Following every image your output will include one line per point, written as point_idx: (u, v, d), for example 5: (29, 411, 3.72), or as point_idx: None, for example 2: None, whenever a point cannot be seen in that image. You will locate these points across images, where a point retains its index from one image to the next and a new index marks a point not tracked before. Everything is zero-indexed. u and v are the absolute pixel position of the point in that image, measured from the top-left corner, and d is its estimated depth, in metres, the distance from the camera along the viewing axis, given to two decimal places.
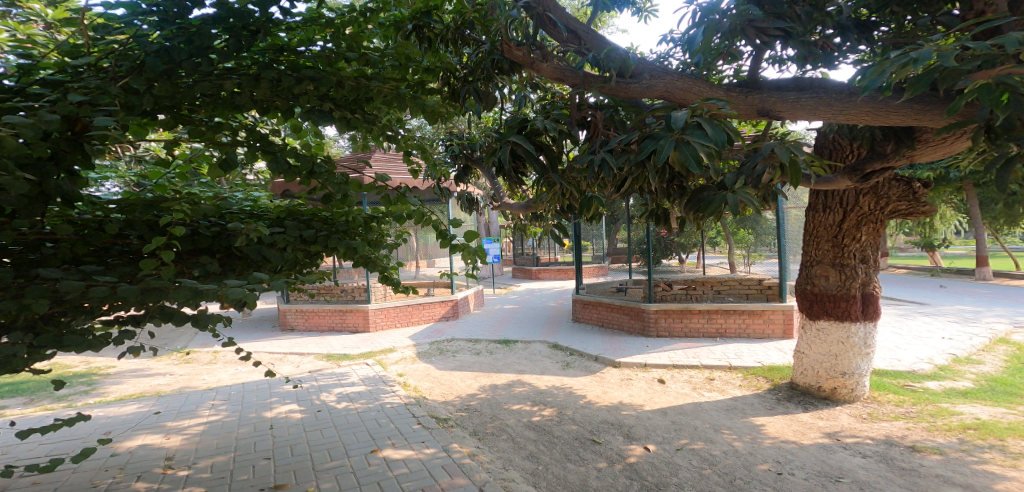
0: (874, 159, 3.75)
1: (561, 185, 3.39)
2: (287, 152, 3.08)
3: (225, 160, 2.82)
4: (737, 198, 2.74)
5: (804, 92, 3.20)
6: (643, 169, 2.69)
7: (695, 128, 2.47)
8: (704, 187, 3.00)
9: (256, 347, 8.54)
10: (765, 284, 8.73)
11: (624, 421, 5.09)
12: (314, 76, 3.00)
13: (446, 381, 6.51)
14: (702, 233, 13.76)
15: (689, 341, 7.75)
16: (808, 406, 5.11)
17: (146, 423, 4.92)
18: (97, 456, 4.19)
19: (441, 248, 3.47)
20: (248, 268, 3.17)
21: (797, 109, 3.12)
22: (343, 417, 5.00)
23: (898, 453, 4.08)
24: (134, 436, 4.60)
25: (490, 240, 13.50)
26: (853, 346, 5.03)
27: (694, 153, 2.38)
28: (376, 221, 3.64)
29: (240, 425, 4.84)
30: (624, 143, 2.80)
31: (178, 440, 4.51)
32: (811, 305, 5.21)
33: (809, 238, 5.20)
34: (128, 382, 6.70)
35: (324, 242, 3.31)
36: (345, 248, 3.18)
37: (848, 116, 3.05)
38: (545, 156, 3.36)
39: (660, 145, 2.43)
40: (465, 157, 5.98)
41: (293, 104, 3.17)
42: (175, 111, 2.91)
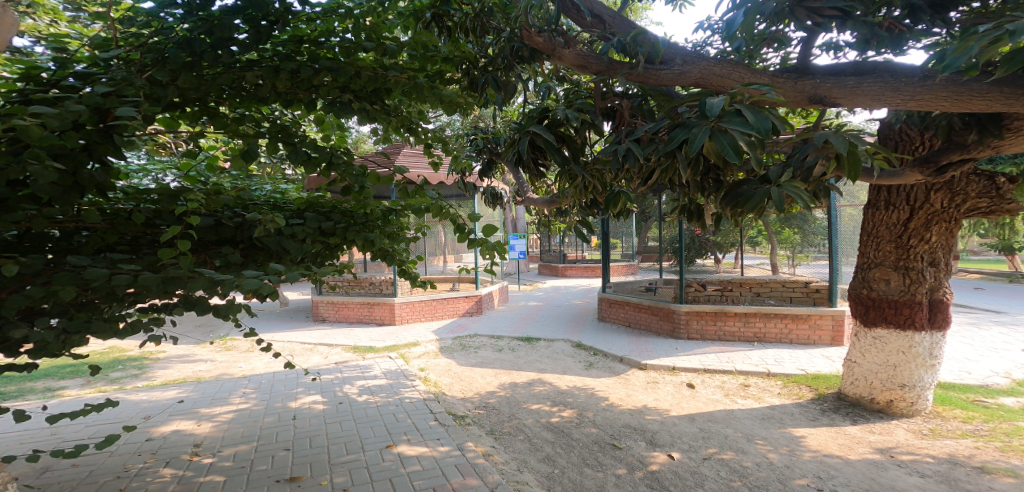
0: (952, 150, 3.38)
1: (584, 177, 3.21)
2: (308, 143, 3.03)
3: (245, 150, 2.73)
4: (782, 192, 2.54)
5: (867, 75, 2.91)
6: (673, 160, 2.49)
7: (734, 116, 2.27)
8: (744, 181, 2.81)
9: (287, 337, 8.68)
10: (813, 287, 8.19)
11: (650, 426, 4.91)
12: (332, 66, 2.93)
13: (466, 378, 6.47)
14: (744, 233, 13.26)
15: (722, 345, 7.46)
16: (858, 419, 4.79)
17: (181, 408, 5.01)
18: (132, 440, 4.28)
19: (459, 243, 3.35)
20: (269, 259, 3.08)
21: (857, 95, 2.87)
22: (362, 410, 4.97)
23: (962, 473, 3.74)
24: (167, 421, 4.69)
25: (516, 236, 13.37)
26: (914, 356, 4.66)
27: (732, 142, 2.19)
28: (395, 214, 3.55)
29: (265, 414, 4.85)
30: (652, 131, 2.60)
31: (208, 427, 4.57)
32: (865, 311, 4.88)
33: (866, 239, 4.88)
34: (174, 366, 6.88)
35: (343, 234, 3.25)
36: (362, 241, 3.04)
37: (920, 102, 2.79)
38: (567, 152, 3.19)
39: (694, 134, 2.24)
40: (488, 151, 5.93)
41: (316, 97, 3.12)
42: (201, 104, 2.88)
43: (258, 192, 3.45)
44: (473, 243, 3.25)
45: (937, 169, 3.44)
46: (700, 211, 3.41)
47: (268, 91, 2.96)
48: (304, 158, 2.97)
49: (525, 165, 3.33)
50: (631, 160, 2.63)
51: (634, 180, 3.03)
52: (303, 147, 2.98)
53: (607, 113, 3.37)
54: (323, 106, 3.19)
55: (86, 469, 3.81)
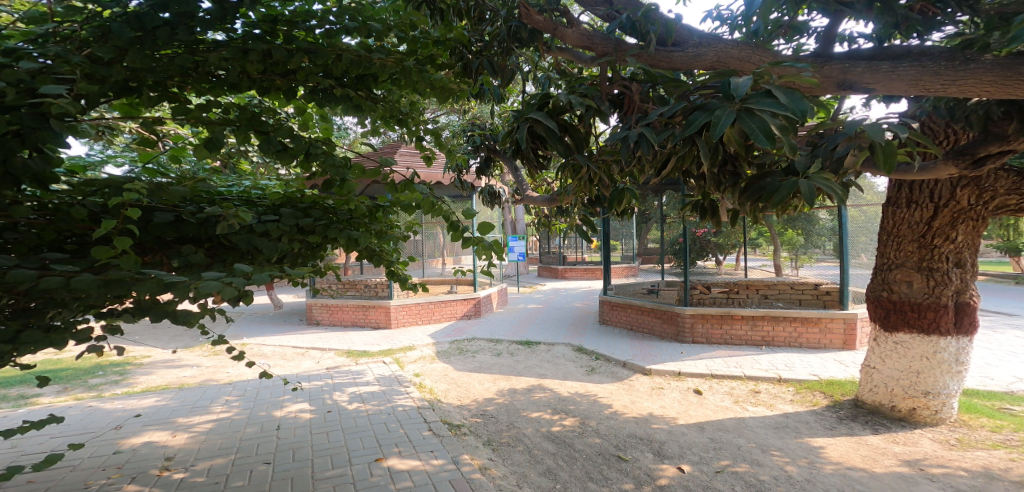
0: (991, 142, 3.17)
1: (589, 168, 2.91)
2: (283, 131, 2.62)
3: (208, 137, 2.35)
4: (811, 184, 2.26)
5: (902, 60, 2.67)
6: (692, 147, 2.19)
7: (763, 97, 1.99)
8: (766, 174, 2.54)
9: (279, 341, 8.39)
10: (823, 289, 7.76)
11: (656, 437, 4.63)
12: (309, 47, 2.61)
13: (463, 384, 6.21)
14: (747, 234, 13.04)
15: (729, 349, 7.20)
16: (878, 428, 4.52)
17: (158, 417, 4.70)
18: (99, 454, 3.98)
19: (452, 242, 3.06)
20: (238, 260, 2.78)
21: (892, 79, 2.59)
22: (352, 419, 4.68)
23: (1000, 489, 3.45)
24: (141, 433, 4.39)
25: (515, 237, 13.12)
26: (939, 362, 4.40)
27: (763, 125, 1.90)
28: (383, 210, 3.27)
29: (247, 424, 4.56)
30: (667, 114, 2.30)
31: (183, 438, 4.27)
32: (886, 315, 4.61)
33: (885, 238, 4.62)
34: (157, 372, 6.58)
35: (323, 232, 2.92)
36: (345, 241, 2.69)
37: (963, 87, 2.54)
38: (570, 140, 2.90)
39: (716, 116, 1.97)
40: (488, 148, 5.71)
41: (294, 83, 2.79)
42: (160, 88, 2.52)
43: (232, 187, 3.17)
44: (467, 242, 2.97)
45: (973, 162, 3.20)
46: (715, 207, 3.13)
47: (237, 75, 2.63)
48: (279, 149, 2.60)
49: (525, 155, 3.05)
50: (642, 145, 2.34)
51: (643, 170, 2.75)
52: (277, 136, 2.60)
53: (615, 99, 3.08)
54: (303, 93, 2.89)
55: (43, 486, 3.54)
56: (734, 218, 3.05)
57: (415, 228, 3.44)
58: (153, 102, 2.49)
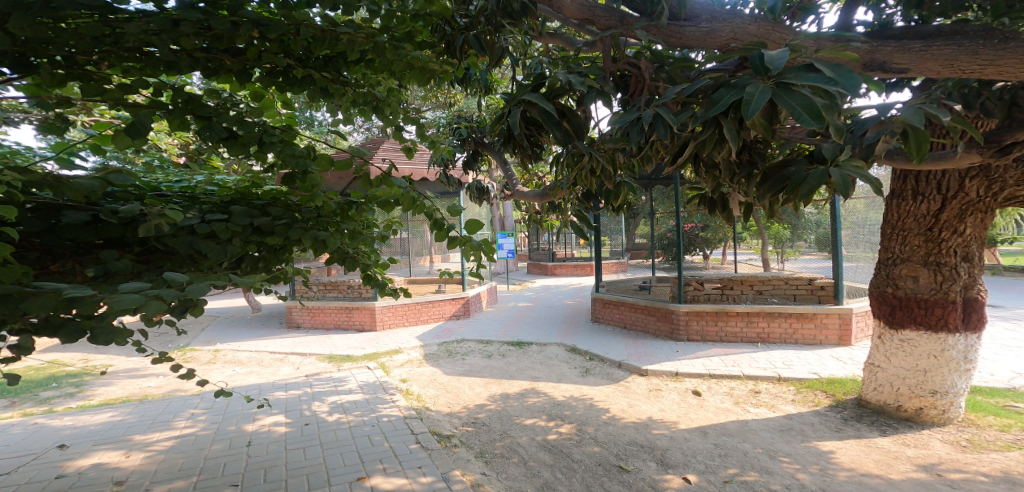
0: (1015, 128, 2.96)
1: (592, 157, 2.58)
2: (229, 116, 2.08)
3: (129, 121, 1.78)
4: (844, 173, 1.96)
5: (934, 38, 2.43)
6: (716, 130, 1.91)
7: (803, 71, 1.73)
8: (789, 162, 2.25)
9: (257, 346, 7.99)
10: (817, 284, 7.42)
11: (659, 444, 4.37)
12: (259, 18, 2.12)
13: (453, 389, 5.91)
14: (736, 229, 12.93)
15: (725, 347, 7.00)
16: (886, 429, 4.32)
17: (113, 435, 4.20)
18: (38, 479, 3.49)
19: (436, 242, 2.72)
20: (181, 267, 2.08)
21: (925, 60, 2.36)
22: (332, 433, 4.34)
23: None
24: (89, 453, 3.88)
25: (503, 234, 12.84)
26: (947, 360, 4.21)
27: (806, 102, 1.64)
28: (356, 208, 2.70)
29: (213, 441, 4.11)
30: (688, 93, 2.01)
31: (138, 459, 3.80)
32: (891, 311, 4.42)
33: (889, 231, 4.41)
34: (119, 383, 6.13)
35: (285, 234, 2.18)
36: (313, 243, 2.15)
37: (1000, 69, 2.31)
38: (568, 127, 2.57)
39: (748, 94, 1.71)
40: (475, 141, 5.45)
41: (246, 61, 2.29)
42: (71, 64, 1.99)
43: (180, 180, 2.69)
44: (454, 243, 2.65)
45: (998, 150, 3.00)
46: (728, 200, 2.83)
47: (173, 53, 2.12)
48: (225, 137, 2.08)
49: (518, 143, 2.72)
50: (658, 127, 2.05)
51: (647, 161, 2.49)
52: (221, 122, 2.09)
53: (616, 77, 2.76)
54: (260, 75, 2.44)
55: None
56: (750, 213, 2.74)
57: (394, 229, 3.09)
58: (60, 81, 1.97)
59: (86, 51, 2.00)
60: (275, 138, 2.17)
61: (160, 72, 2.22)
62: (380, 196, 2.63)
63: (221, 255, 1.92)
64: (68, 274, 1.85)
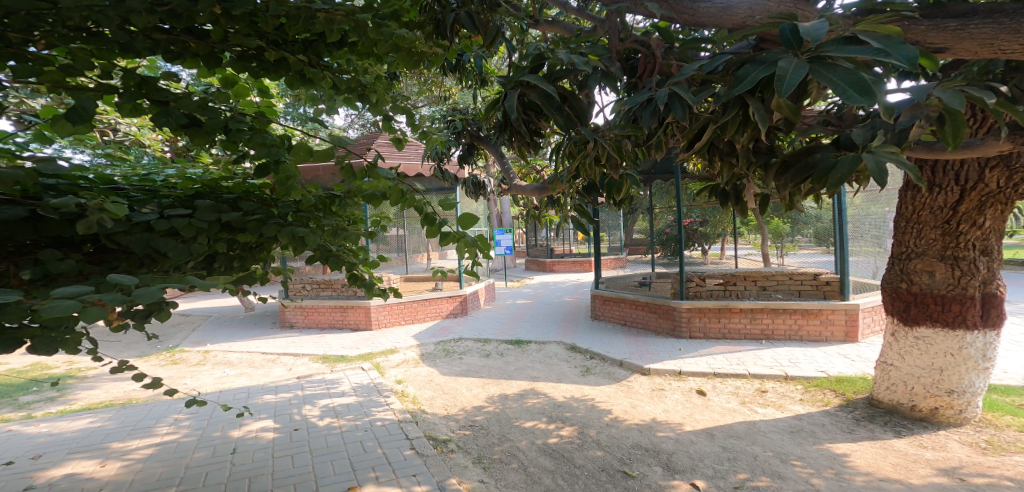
0: None
1: (597, 143, 2.34)
2: (189, 101, 1.85)
3: (70, 106, 1.57)
4: (878, 159, 1.76)
5: (969, 15, 2.24)
6: (742, 108, 1.72)
7: (845, 45, 1.58)
8: (814, 148, 2.05)
9: (249, 346, 7.78)
10: (822, 280, 7.17)
11: (664, 448, 4.20)
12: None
13: (449, 390, 5.73)
14: (736, 223, 12.77)
15: (728, 344, 6.83)
16: (901, 430, 4.16)
17: (89, 443, 3.99)
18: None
19: (426, 238, 2.51)
20: (141, 267, 1.89)
21: (960, 39, 2.18)
22: (322, 439, 4.15)
23: None
24: (63, 463, 3.67)
25: (501, 231, 12.64)
26: (964, 358, 4.04)
27: (851, 77, 1.48)
28: (340, 202, 2.49)
29: (196, 448, 3.91)
30: (711, 67, 1.82)
31: (115, 468, 3.59)
32: (905, 308, 4.24)
33: (904, 224, 4.23)
34: (103, 386, 5.92)
35: (257, 230, 1.98)
36: (289, 241, 1.97)
37: None
38: (572, 114, 2.40)
39: (782, 68, 1.53)
40: (471, 134, 5.28)
41: (212, 42, 2.05)
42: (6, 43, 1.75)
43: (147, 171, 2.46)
44: (447, 239, 2.46)
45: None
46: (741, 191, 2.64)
47: (127, 33, 1.88)
48: (186, 124, 1.85)
49: (517, 131, 2.54)
50: (675, 109, 1.86)
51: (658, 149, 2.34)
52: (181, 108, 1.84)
53: (622, 56, 2.54)
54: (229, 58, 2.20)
55: None
56: (766, 205, 2.55)
57: (382, 225, 2.89)
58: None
59: (24, 30, 1.77)
60: (243, 126, 1.92)
61: (113, 54, 1.98)
62: (366, 190, 2.43)
63: (183, 255, 1.74)
64: (4, 276, 1.63)
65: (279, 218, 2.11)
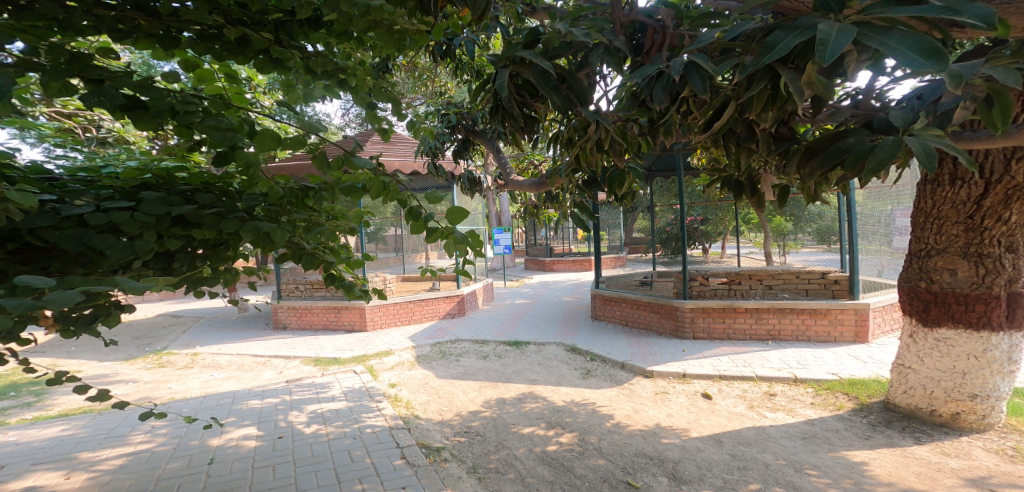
0: None
1: (600, 126, 2.10)
2: (130, 80, 1.62)
3: None
4: (924, 142, 1.56)
5: None
6: (767, 79, 1.61)
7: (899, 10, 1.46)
8: (844, 132, 1.84)
9: (239, 348, 7.55)
10: (831, 278, 6.94)
11: (669, 456, 3.97)
12: None
13: (444, 394, 5.51)
14: (739, 221, 12.53)
15: (734, 345, 6.60)
16: (920, 436, 3.94)
17: (58, 452, 3.76)
18: None
19: (412, 235, 2.29)
20: (79, 268, 1.68)
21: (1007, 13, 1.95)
22: (308, 447, 3.93)
23: None
24: (27, 475, 3.44)
25: (499, 229, 12.40)
26: (989, 361, 3.83)
27: (918, 41, 1.36)
28: (315, 194, 2.25)
29: (171, 458, 3.68)
30: (731, 35, 1.69)
31: (81, 481, 3.36)
32: (925, 308, 4.03)
33: (923, 220, 4.01)
34: (83, 391, 5.69)
35: (215, 226, 1.76)
36: (252, 237, 1.75)
37: None
38: (570, 95, 2.15)
39: (825, 33, 1.38)
40: (465, 126, 5.05)
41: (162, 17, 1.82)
42: None
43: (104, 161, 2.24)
44: (435, 235, 2.27)
45: None
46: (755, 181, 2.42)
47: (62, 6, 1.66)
48: (126, 107, 1.63)
49: (510, 114, 2.33)
50: (692, 80, 1.69)
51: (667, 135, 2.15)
52: (118, 88, 1.61)
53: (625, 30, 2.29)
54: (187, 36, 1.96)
55: None
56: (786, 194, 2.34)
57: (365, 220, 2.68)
58: None
59: None
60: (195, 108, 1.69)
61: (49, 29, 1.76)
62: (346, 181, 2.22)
63: (123, 254, 1.52)
64: None
65: (244, 212, 1.89)
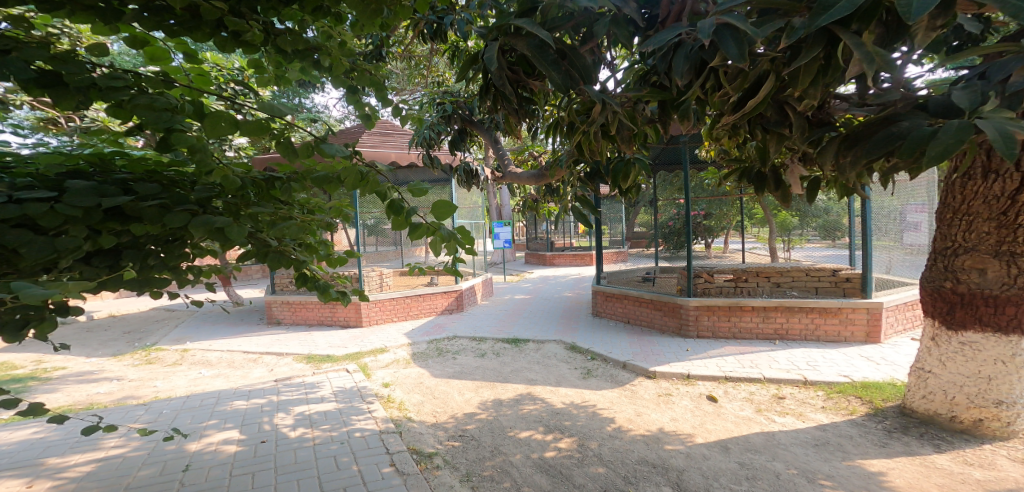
0: None
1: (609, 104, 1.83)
2: (41, 53, 1.42)
3: None
4: (998, 128, 1.40)
5: None
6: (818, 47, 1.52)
7: None
8: (897, 116, 1.67)
9: (230, 344, 7.35)
10: (843, 277, 6.68)
11: (673, 464, 3.76)
12: None
13: (439, 394, 5.30)
14: (744, 216, 12.26)
15: (740, 345, 6.38)
16: (940, 443, 3.72)
17: (25, 458, 3.56)
18: None
19: (393, 232, 2.05)
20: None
21: None
22: (291, 453, 3.72)
23: None
24: None
25: (499, 223, 12.15)
26: (1017, 367, 3.60)
27: None
28: (285, 183, 1.99)
29: (143, 464, 3.47)
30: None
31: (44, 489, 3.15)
32: (949, 309, 3.80)
33: (951, 216, 3.77)
34: (65, 390, 5.49)
35: (156, 220, 1.55)
36: (201, 233, 1.55)
37: None
38: (572, 71, 1.86)
39: None
40: (461, 116, 4.84)
41: None
42: None
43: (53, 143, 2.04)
44: (419, 231, 1.97)
45: None
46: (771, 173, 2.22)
47: None
48: (42, 82, 1.45)
49: (504, 97, 2.13)
50: (727, 44, 1.52)
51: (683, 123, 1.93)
52: (28, 60, 1.43)
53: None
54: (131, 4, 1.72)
55: None
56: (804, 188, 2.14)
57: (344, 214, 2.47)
58: None
59: None
60: (124, 83, 1.49)
61: None
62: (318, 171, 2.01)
63: (39, 251, 1.36)
64: None
65: (196, 204, 1.69)
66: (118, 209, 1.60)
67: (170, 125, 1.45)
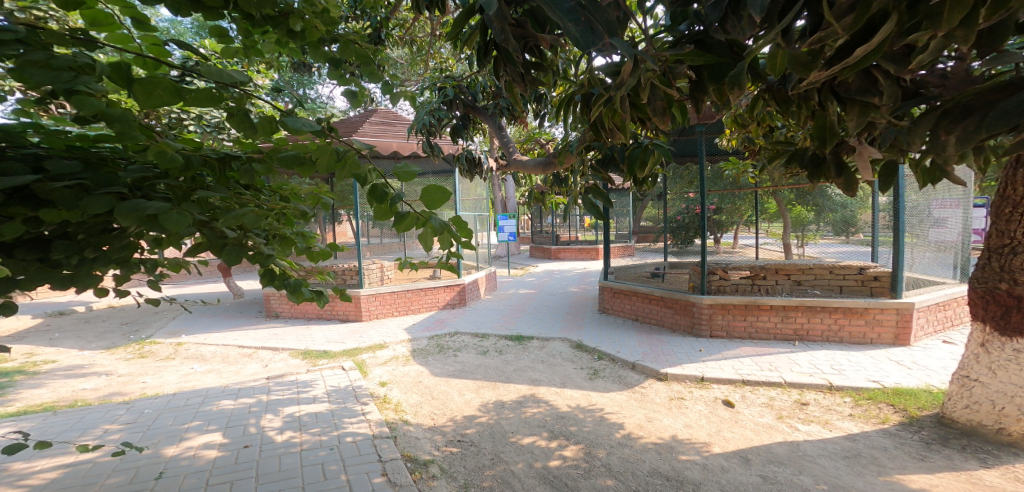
0: None
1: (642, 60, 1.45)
2: None
3: None
4: None
5: None
6: None
7: None
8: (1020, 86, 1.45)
9: (225, 338, 7.12)
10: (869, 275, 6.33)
11: (688, 477, 3.46)
12: None
13: (439, 394, 5.03)
14: (757, 211, 11.85)
15: (757, 346, 6.07)
16: (985, 458, 3.40)
17: None
18: None
19: (378, 221, 1.72)
20: None
21: None
22: (276, 459, 3.46)
23: None
24: None
25: (504, 216, 11.84)
26: None
27: None
28: (249, 165, 1.70)
29: (115, 472, 3.22)
30: None
31: None
32: (1005, 314, 3.50)
33: (1013, 213, 3.44)
34: (50, 385, 5.28)
35: (72, 205, 1.30)
36: (128, 222, 1.26)
37: None
38: (594, 24, 1.51)
39: None
40: (463, 102, 4.66)
41: None
42: None
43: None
44: (405, 221, 1.66)
45: None
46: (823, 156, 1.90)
47: None
48: None
49: (509, 60, 1.82)
50: None
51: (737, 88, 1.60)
52: None
53: None
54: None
55: None
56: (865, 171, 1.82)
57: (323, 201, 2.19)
58: None
59: None
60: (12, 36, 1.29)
61: None
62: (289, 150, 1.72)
63: None
64: None
65: (129, 187, 1.43)
66: (30, 192, 1.36)
67: (73, 87, 1.27)
